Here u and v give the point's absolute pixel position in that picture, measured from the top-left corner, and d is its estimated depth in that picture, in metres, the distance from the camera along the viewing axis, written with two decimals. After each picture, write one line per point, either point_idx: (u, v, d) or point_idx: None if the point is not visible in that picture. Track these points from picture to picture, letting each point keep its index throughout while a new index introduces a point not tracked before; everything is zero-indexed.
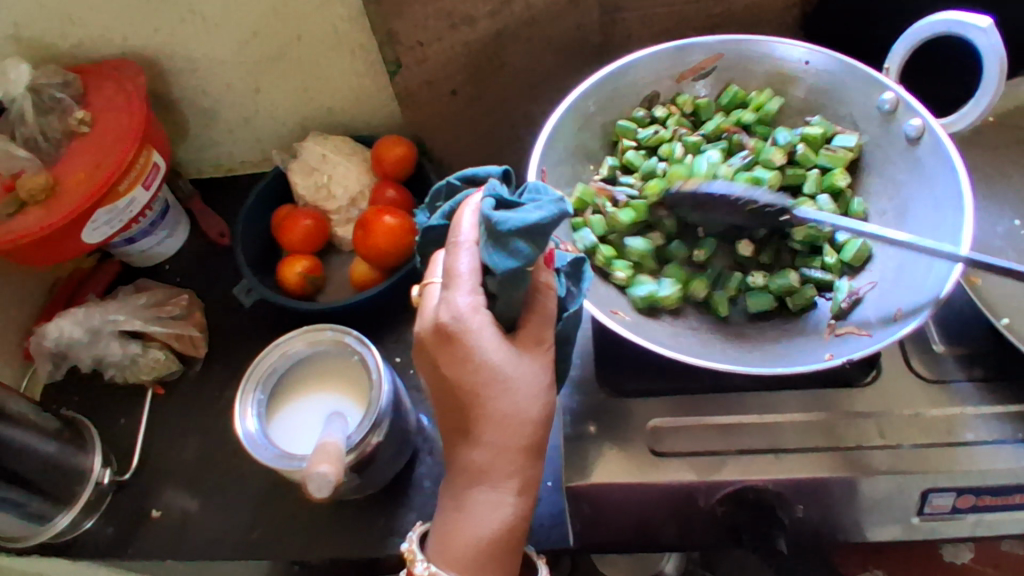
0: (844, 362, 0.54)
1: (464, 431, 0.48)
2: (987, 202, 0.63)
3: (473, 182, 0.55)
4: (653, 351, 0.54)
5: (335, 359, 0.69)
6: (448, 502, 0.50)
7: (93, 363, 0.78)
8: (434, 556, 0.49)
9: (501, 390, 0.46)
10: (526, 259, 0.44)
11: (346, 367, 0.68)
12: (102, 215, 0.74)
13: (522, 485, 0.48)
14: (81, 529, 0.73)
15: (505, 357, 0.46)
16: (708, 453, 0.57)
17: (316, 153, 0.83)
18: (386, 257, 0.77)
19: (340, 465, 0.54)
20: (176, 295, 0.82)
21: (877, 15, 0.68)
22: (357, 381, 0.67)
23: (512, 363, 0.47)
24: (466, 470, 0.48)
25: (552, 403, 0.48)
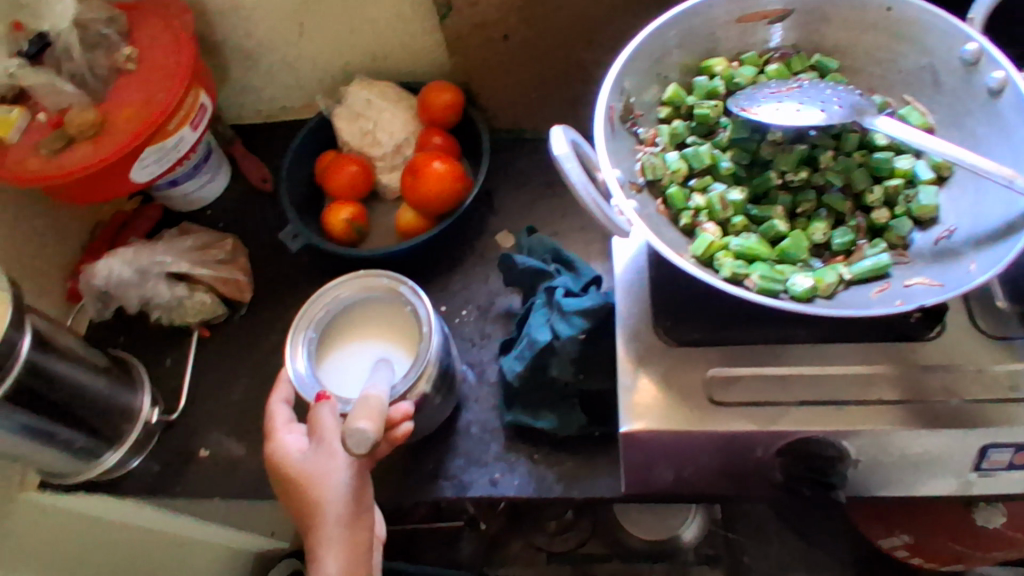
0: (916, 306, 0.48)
1: (309, 541, 0.57)
2: None
3: (563, 262, 0.71)
4: (719, 286, 0.49)
5: (386, 306, 0.70)
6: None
7: (140, 304, 0.77)
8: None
9: (315, 482, 0.57)
10: (579, 329, 0.62)
11: (396, 317, 0.69)
12: (151, 152, 0.72)
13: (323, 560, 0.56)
14: (128, 467, 0.75)
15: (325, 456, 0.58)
16: (765, 404, 0.57)
17: (362, 99, 0.82)
18: (437, 203, 0.75)
19: (380, 422, 0.54)
20: (220, 240, 0.82)
21: None
22: (406, 330, 0.68)
23: (323, 450, 0.58)
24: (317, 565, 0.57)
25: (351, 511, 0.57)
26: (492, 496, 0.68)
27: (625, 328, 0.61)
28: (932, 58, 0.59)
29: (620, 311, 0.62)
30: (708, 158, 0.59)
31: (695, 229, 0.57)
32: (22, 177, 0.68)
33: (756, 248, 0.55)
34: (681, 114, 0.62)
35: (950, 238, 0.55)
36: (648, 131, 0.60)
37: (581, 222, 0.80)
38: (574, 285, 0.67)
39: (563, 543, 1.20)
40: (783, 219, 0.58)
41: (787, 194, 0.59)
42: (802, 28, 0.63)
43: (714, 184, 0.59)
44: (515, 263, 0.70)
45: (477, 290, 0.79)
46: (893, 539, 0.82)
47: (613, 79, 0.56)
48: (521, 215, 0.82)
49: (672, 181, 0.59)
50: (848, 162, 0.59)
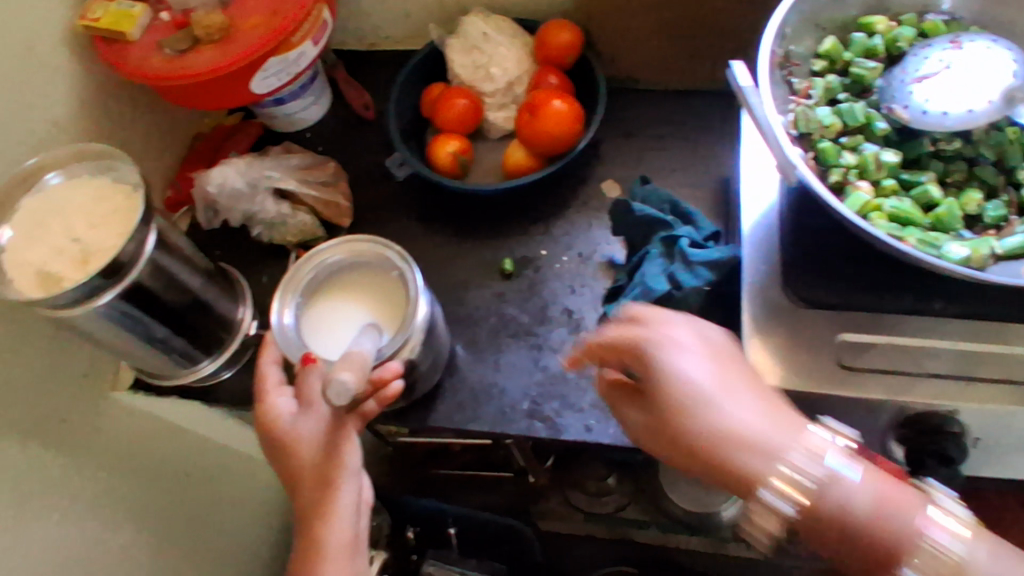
0: None
1: (299, 501, 0.59)
2: None
3: (683, 216, 0.69)
4: (881, 239, 0.48)
5: (373, 271, 0.70)
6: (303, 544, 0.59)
7: (244, 218, 0.77)
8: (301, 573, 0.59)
9: (295, 438, 0.59)
10: (704, 280, 0.61)
11: (383, 282, 0.69)
12: (273, 63, 0.72)
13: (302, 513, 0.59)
14: (218, 378, 0.75)
15: (305, 417, 0.60)
16: (898, 372, 0.55)
17: (479, 31, 0.80)
18: (552, 143, 0.74)
19: (360, 376, 0.56)
20: (324, 163, 0.81)
21: None
22: (392, 295, 0.68)
23: (306, 412, 0.60)
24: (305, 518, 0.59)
25: (325, 467, 0.59)
26: (586, 441, 0.67)
27: (753, 282, 0.60)
28: None
29: (749, 266, 0.61)
30: (863, 116, 0.57)
31: (845, 187, 0.56)
32: (146, 74, 0.68)
33: (911, 212, 0.54)
34: (836, 69, 0.60)
35: None
36: (802, 83, 0.59)
37: (691, 178, 0.78)
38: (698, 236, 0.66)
39: (602, 505, 1.16)
40: (935, 185, 0.56)
41: (940, 162, 0.57)
42: None
43: (867, 144, 0.57)
44: (632, 211, 0.69)
45: (578, 236, 0.78)
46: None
47: (777, 25, 0.55)
48: (628, 165, 0.80)
49: (823, 137, 0.57)
50: (1002, 136, 0.55)
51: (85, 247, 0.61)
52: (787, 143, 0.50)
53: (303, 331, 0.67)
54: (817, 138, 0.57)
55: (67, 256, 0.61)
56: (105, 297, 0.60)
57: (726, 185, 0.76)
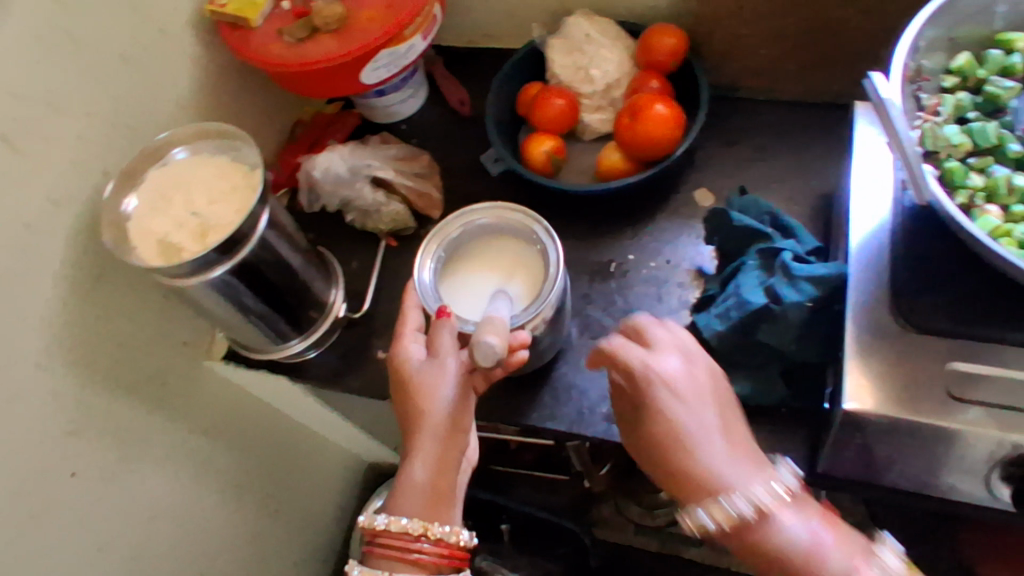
0: None
1: (407, 444, 0.61)
2: None
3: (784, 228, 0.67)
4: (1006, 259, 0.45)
5: (514, 242, 0.72)
6: (404, 488, 0.60)
7: (341, 203, 0.80)
8: (387, 508, 0.62)
9: (425, 389, 0.60)
10: (808, 296, 0.59)
11: (522, 255, 0.72)
12: (384, 55, 0.73)
13: (415, 458, 0.60)
14: (307, 357, 0.78)
15: (438, 369, 0.60)
16: (1016, 408, 0.52)
17: (582, 32, 0.80)
18: (651, 148, 0.73)
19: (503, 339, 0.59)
20: (419, 155, 0.83)
21: None
22: (531, 267, 0.70)
23: (436, 364, 0.61)
24: (410, 464, 0.60)
25: (451, 420, 0.60)
26: None
27: (861, 302, 0.58)
28: None
29: (854, 285, 0.59)
30: (995, 137, 0.54)
31: (972, 210, 0.52)
32: (265, 60, 0.71)
33: None
34: (967, 86, 0.56)
35: None
36: (930, 99, 0.56)
37: (789, 193, 0.76)
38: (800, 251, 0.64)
39: (653, 519, 1.17)
40: None
41: None
42: None
43: (996, 166, 0.54)
44: (731, 221, 0.68)
45: (668, 244, 0.77)
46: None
47: (911, 38, 0.53)
48: (723, 175, 0.79)
49: (950, 156, 0.54)
50: None
51: (203, 220, 0.65)
52: (917, 158, 0.49)
53: (441, 286, 0.70)
54: (942, 159, 0.54)
55: (185, 226, 0.65)
56: (217, 271, 0.64)
57: (827, 201, 0.74)
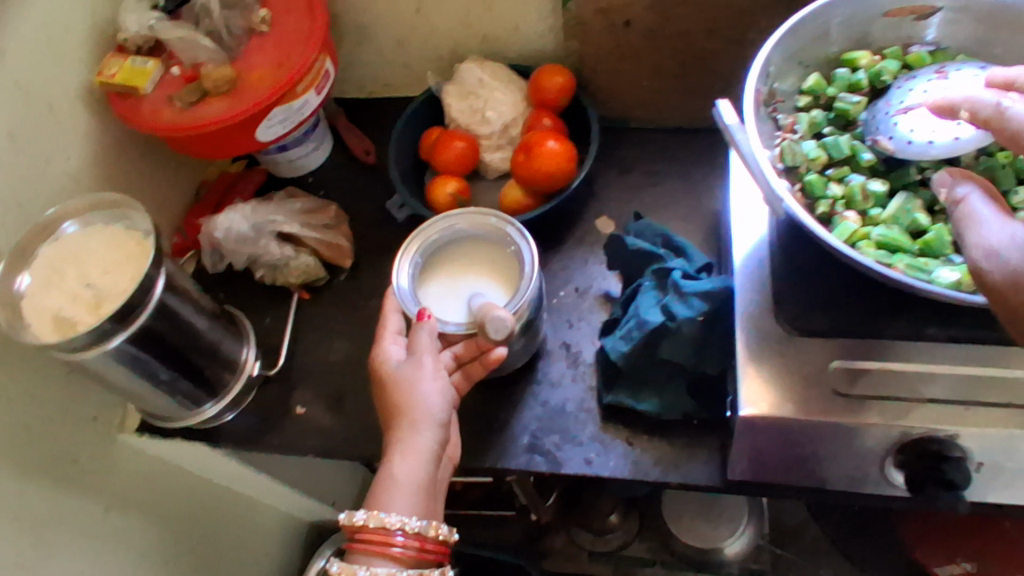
0: None
1: (389, 439, 0.62)
2: None
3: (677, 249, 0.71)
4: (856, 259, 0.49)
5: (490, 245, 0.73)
6: (383, 481, 0.60)
7: (248, 260, 0.79)
8: (366, 506, 0.60)
9: (409, 381, 0.62)
10: (698, 310, 0.62)
11: (498, 258, 0.72)
12: (278, 113, 0.74)
13: (396, 449, 0.60)
14: (223, 419, 0.77)
15: (422, 363, 0.63)
16: (897, 398, 0.56)
17: (475, 77, 0.83)
18: (546, 182, 0.76)
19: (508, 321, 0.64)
20: (324, 206, 0.84)
21: None
22: (506, 270, 0.71)
23: (418, 357, 0.64)
24: (391, 456, 0.61)
25: (434, 411, 0.62)
26: (587, 474, 0.68)
27: (748, 312, 0.61)
28: None
29: (740, 297, 0.62)
30: (848, 148, 0.58)
31: (833, 218, 0.56)
32: (158, 125, 0.71)
33: (901, 238, 0.54)
34: (820, 104, 0.61)
35: None
36: (787, 118, 0.60)
37: (683, 214, 0.80)
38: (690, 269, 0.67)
39: (607, 543, 1.17)
40: (924, 211, 0.55)
41: (928, 188, 0.57)
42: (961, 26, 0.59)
43: (852, 175, 0.58)
44: (626, 245, 0.71)
45: (575, 272, 0.80)
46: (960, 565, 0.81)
47: (761, 64, 0.56)
48: (621, 202, 0.83)
49: (809, 170, 0.58)
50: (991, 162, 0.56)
51: (97, 291, 0.64)
52: (771, 175, 0.52)
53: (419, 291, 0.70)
54: (803, 172, 0.58)
55: (80, 299, 0.64)
56: (115, 341, 0.62)
57: (718, 219, 0.78)
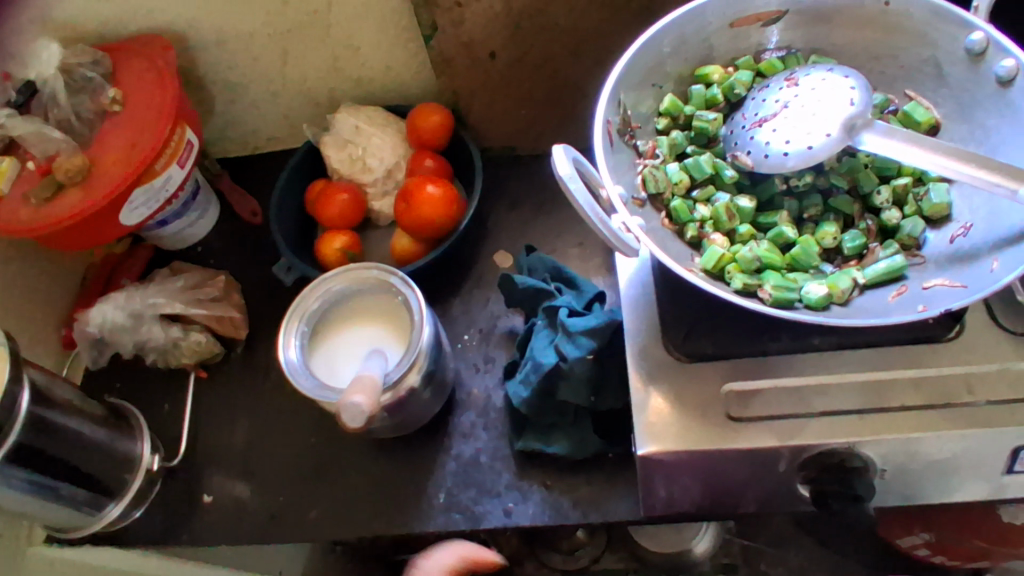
0: (938, 313, 0.45)
1: None
2: None
3: (567, 282, 0.69)
4: (719, 294, 0.47)
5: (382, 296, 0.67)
6: None
7: (134, 348, 0.75)
8: None
9: None
10: (587, 348, 0.60)
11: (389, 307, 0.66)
12: (140, 194, 0.71)
13: None
14: (131, 518, 0.72)
15: None
16: (790, 416, 0.54)
17: (349, 126, 0.81)
18: (432, 228, 0.74)
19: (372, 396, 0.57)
20: (212, 277, 0.80)
21: None
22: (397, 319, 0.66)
23: None
24: None
25: None
26: (506, 527, 0.66)
27: (636, 344, 0.59)
28: (935, 50, 0.55)
29: (628, 330, 0.60)
30: (710, 167, 0.56)
31: (702, 241, 0.55)
32: (13, 228, 0.67)
33: (770, 256, 0.52)
34: (680, 124, 0.59)
35: (968, 235, 0.51)
36: (647, 144, 0.58)
37: (579, 238, 0.78)
38: (578, 305, 0.66)
39: (576, 562, 1.06)
40: (790, 224, 0.55)
41: (793, 199, 0.55)
42: (800, 29, 0.58)
43: (718, 193, 0.56)
44: (516, 284, 0.69)
45: (477, 312, 0.77)
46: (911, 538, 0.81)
47: (608, 94, 0.54)
48: (518, 233, 0.81)
49: (675, 194, 0.56)
50: (853, 162, 0.55)
51: None
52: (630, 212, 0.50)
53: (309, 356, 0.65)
54: (670, 198, 0.56)
55: None
56: None
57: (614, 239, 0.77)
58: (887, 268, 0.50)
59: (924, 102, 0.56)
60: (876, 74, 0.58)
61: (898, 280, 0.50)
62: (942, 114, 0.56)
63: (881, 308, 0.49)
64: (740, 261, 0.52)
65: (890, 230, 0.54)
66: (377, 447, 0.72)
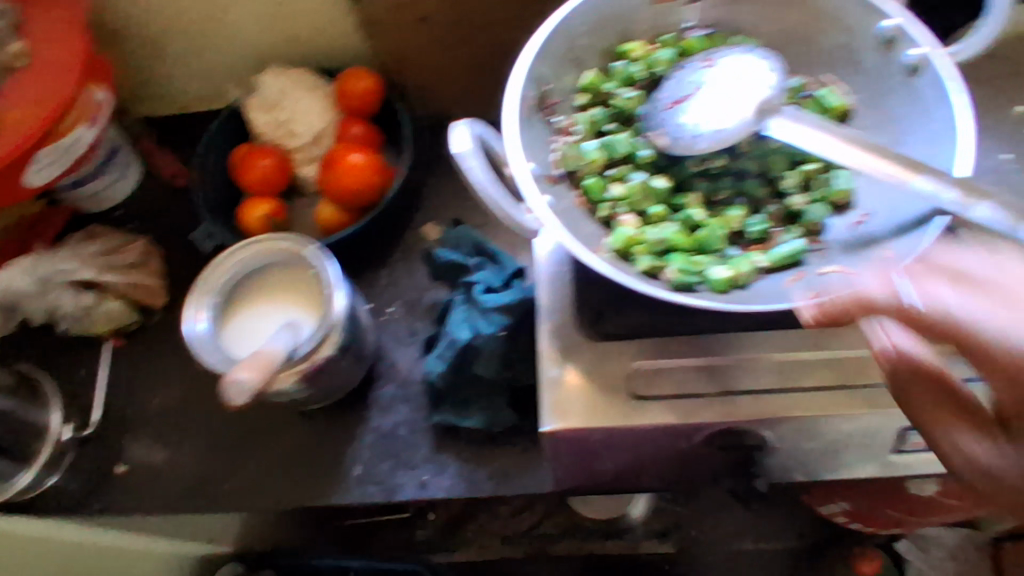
0: (827, 299, 0.46)
1: None
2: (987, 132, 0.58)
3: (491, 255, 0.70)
4: (623, 280, 0.47)
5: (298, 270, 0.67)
6: None
7: (46, 314, 0.73)
8: None
9: None
10: (499, 325, 0.62)
11: (305, 280, 0.67)
12: (46, 154, 0.68)
13: None
14: (46, 485, 0.70)
15: None
16: (690, 395, 0.55)
17: (276, 88, 0.78)
18: (356, 197, 0.73)
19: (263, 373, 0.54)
20: (129, 243, 0.78)
21: None
22: (313, 291, 0.66)
23: None
24: None
25: None
26: (421, 499, 0.66)
27: (551, 320, 0.59)
28: (851, 36, 0.55)
29: (543, 307, 0.60)
30: (626, 146, 0.57)
31: (613, 221, 0.55)
32: None
33: (675, 239, 0.53)
34: (600, 101, 0.59)
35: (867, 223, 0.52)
36: (566, 120, 0.58)
37: None
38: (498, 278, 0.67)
39: (515, 525, 1.02)
40: (699, 207, 0.56)
41: (706, 180, 0.56)
42: (720, 8, 0.59)
43: (633, 173, 0.57)
44: (437, 259, 0.69)
45: (403, 285, 0.77)
46: (832, 506, 0.78)
47: (524, 69, 0.53)
48: (447, 204, 0.80)
49: (590, 172, 0.56)
50: (764, 147, 0.56)
51: None
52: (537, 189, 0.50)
53: (219, 336, 0.64)
54: (586, 176, 0.56)
55: None
56: None
57: None
58: (782, 253, 0.51)
59: (838, 88, 0.57)
60: (793, 57, 0.58)
61: (798, 266, 0.51)
62: (855, 101, 0.56)
63: (779, 289, 0.50)
64: (646, 242, 0.52)
65: (796, 216, 0.55)
66: (296, 418, 0.71)
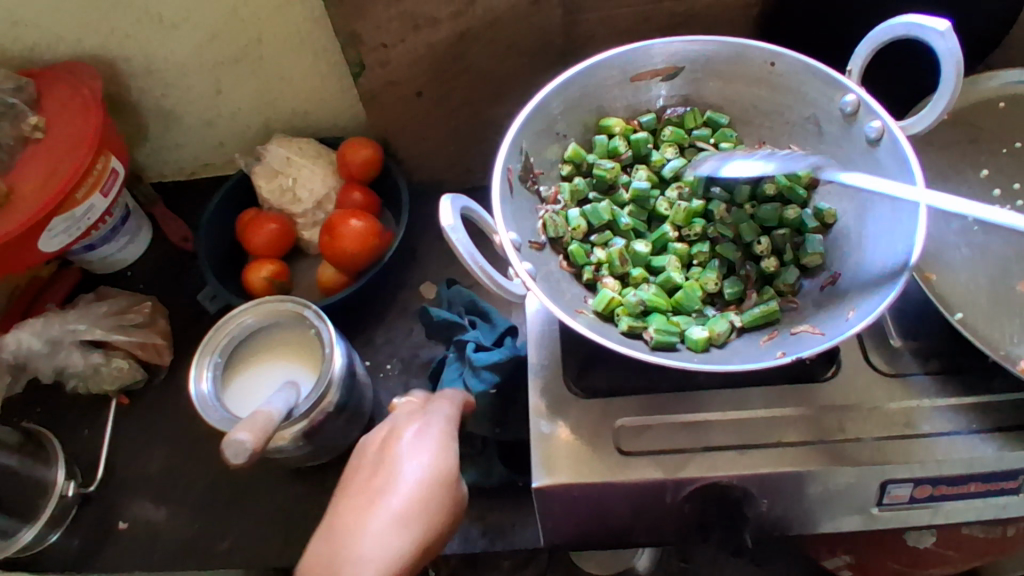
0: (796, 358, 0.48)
1: None
2: (941, 199, 0.63)
3: (484, 315, 0.72)
4: (604, 344, 0.49)
5: (298, 331, 0.70)
6: None
7: (54, 373, 0.77)
8: None
9: None
10: (488, 382, 0.64)
11: (305, 339, 0.69)
12: (60, 221, 0.72)
13: None
14: (47, 542, 0.72)
15: None
16: (675, 450, 0.57)
17: (281, 157, 0.82)
18: (354, 261, 0.76)
19: (260, 435, 0.54)
20: (139, 303, 0.81)
21: (846, 16, 0.65)
22: (313, 351, 0.69)
23: None
24: None
25: None
26: None
27: (541, 379, 0.61)
28: (815, 109, 0.58)
29: (532, 365, 0.63)
30: (607, 214, 0.61)
31: (596, 283, 0.58)
32: None
33: (654, 301, 0.56)
34: (583, 171, 0.63)
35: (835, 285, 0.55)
36: (550, 189, 0.62)
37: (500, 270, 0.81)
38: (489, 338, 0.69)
39: None
40: (678, 268, 0.59)
41: (682, 245, 0.60)
42: (693, 84, 0.62)
43: (614, 239, 0.61)
44: (433, 317, 0.72)
45: (400, 343, 0.79)
46: (834, 561, 0.78)
47: (508, 142, 0.56)
48: (443, 264, 0.83)
49: (573, 238, 0.60)
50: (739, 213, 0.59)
51: None
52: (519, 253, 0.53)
53: (222, 396, 0.66)
54: (570, 241, 0.60)
55: None
56: None
57: None
58: (754, 314, 0.54)
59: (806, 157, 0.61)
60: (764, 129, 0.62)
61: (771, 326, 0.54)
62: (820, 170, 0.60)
63: (753, 350, 0.52)
64: (628, 304, 0.55)
65: (770, 278, 0.58)
66: (294, 474, 0.73)
